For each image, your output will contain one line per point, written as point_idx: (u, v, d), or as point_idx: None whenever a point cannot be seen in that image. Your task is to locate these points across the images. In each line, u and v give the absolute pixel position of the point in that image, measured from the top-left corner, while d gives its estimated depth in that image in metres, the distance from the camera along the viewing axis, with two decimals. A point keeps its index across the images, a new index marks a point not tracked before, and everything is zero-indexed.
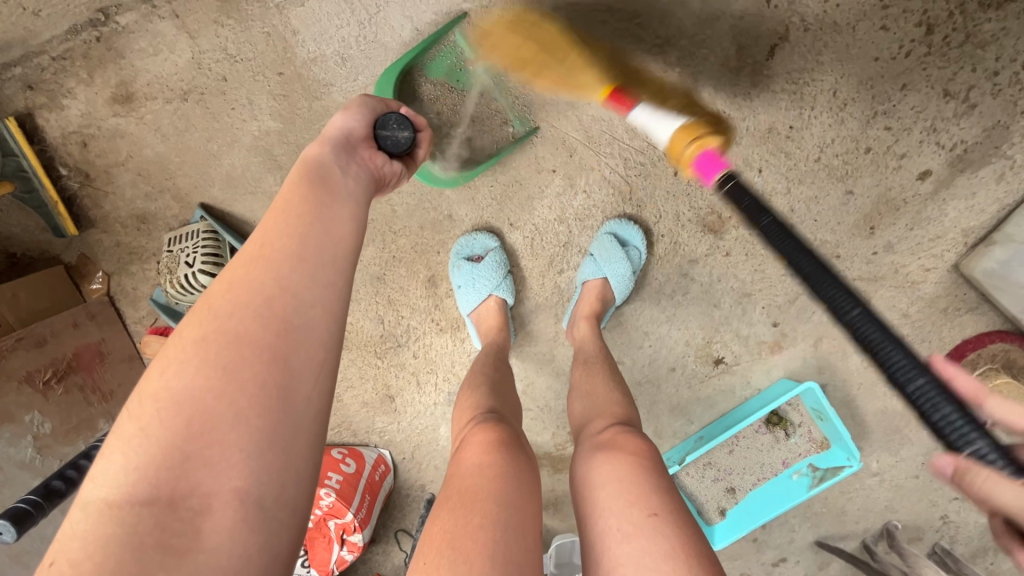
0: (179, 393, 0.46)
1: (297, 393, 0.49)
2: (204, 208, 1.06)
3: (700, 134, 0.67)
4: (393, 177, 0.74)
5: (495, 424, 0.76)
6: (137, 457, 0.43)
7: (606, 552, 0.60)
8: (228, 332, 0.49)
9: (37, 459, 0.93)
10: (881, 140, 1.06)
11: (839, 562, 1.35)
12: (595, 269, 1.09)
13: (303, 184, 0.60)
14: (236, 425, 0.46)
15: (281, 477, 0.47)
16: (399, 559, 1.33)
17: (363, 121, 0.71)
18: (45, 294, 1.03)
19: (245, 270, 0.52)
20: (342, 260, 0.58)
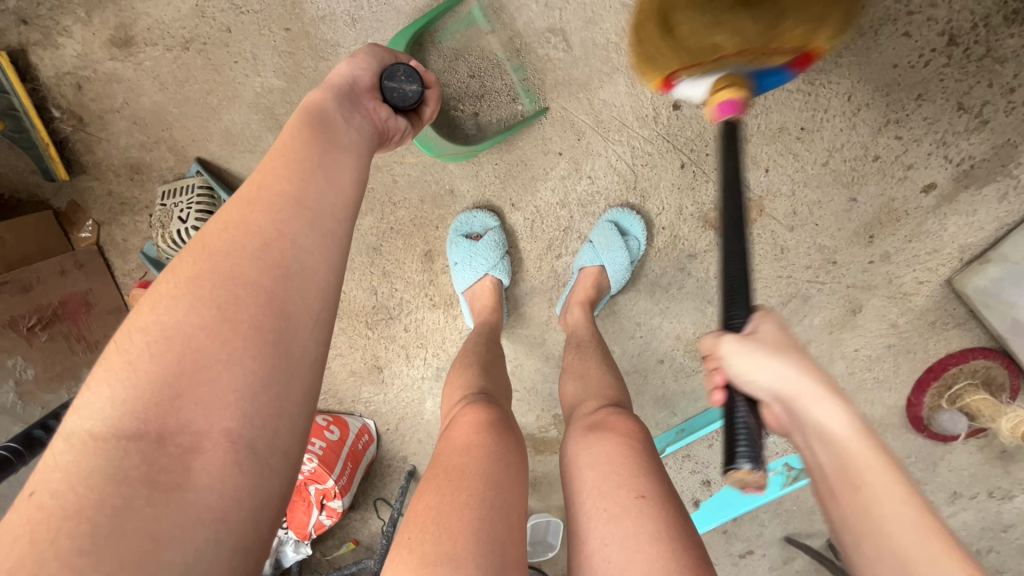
0: (171, 329, 0.46)
1: (293, 339, 0.49)
2: (201, 162, 1.03)
3: (724, 83, 0.73)
4: (397, 133, 0.74)
5: (486, 405, 0.76)
6: (125, 391, 0.43)
7: (591, 531, 0.61)
8: (223, 271, 0.48)
9: (18, 405, 0.93)
10: (891, 149, 1.05)
11: (803, 558, 1.39)
12: (593, 256, 1.08)
13: (305, 126, 0.59)
14: (229, 364, 0.45)
15: (276, 422, 0.47)
16: (376, 527, 1.35)
17: (370, 70, 0.71)
18: (32, 238, 1.01)
19: (243, 210, 0.52)
20: (342, 208, 0.57)
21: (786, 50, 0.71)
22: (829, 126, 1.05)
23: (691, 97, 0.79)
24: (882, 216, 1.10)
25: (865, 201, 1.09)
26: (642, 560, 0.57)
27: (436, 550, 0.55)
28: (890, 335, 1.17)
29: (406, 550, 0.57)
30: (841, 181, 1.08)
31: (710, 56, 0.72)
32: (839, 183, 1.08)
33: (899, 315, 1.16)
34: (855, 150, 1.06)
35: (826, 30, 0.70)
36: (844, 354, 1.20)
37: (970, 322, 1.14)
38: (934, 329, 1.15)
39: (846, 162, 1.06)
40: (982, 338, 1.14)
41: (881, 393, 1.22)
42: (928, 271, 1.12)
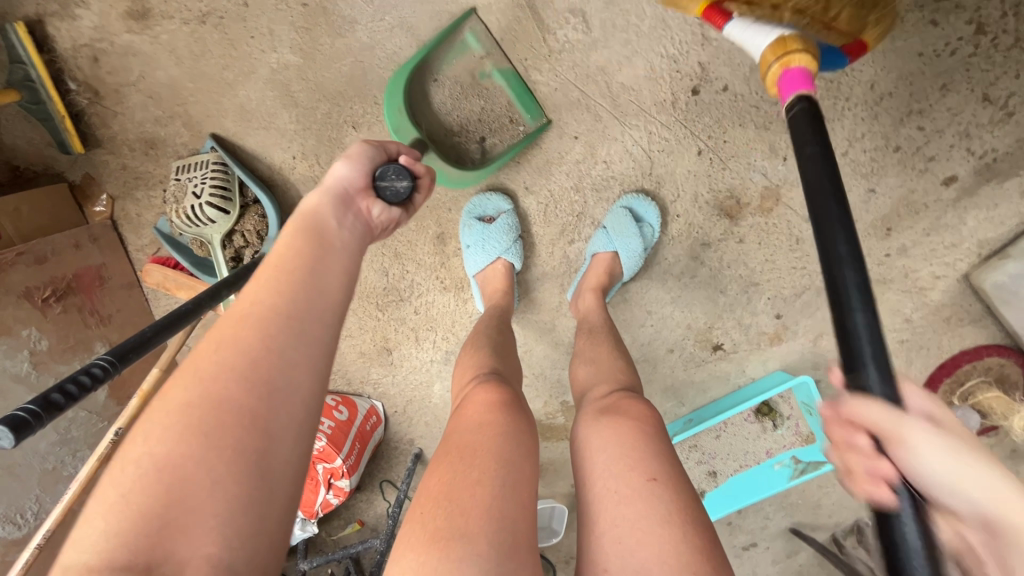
0: (160, 459, 0.46)
1: (276, 457, 0.49)
2: (215, 138, 1.03)
3: (792, 49, 0.63)
4: (387, 227, 0.75)
5: (497, 385, 0.76)
6: (116, 523, 0.43)
7: (601, 513, 0.61)
8: (212, 394, 0.49)
9: (33, 374, 0.92)
10: (912, 140, 1.03)
11: (807, 551, 1.40)
12: (606, 241, 1.07)
13: (299, 238, 0.63)
14: (214, 490, 0.46)
15: (253, 544, 0.47)
16: (382, 508, 1.35)
17: (362, 172, 0.72)
18: (46, 210, 1.01)
19: (233, 329, 0.53)
20: (330, 314, 0.59)
21: (842, 33, 0.69)
22: (850, 115, 1.03)
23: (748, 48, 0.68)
24: (900, 209, 1.08)
25: (884, 192, 1.07)
26: (653, 542, 0.56)
27: (449, 525, 0.55)
28: (903, 330, 1.16)
29: (418, 525, 0.57)
30: (860, 172, 1.07)
31: (766, 5, 0.67)
32: (857, 174, 1.07)
33: (914, 310, 1.14)
34: (875, 140, 1.04)
35: (876, 24, 0.69)
36: None
37: (985, 318, 1.12)
38: (948, 325, 1.14)
39: (866, 152, 1.05)
40: (997, 335, 1.13)
41: None
42: (944, 266, 1.11)
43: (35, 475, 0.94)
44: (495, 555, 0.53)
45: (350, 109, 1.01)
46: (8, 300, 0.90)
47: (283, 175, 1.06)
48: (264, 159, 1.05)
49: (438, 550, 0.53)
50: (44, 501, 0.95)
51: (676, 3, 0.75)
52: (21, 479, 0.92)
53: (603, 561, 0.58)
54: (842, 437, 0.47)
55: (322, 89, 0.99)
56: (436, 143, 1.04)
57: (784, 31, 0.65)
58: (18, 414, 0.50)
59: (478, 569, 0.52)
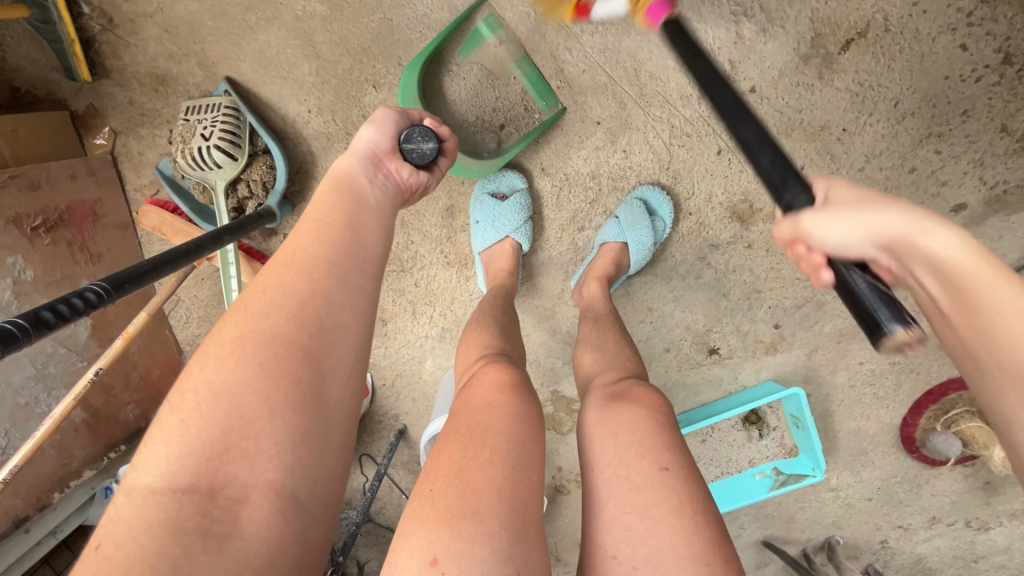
0: (218, 388, 0.48)
1: (328, 392, 0.51)
2: (229, 82, 0.99)
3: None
4: (417, 189, 0.75)
5: (506, 367, 0.75)
6: (179, 448, 0.46)
7: (609, 500, 0.60)
8: (265, 331, 0.51)
9: (14, 304, 0.88)
10: (928, 163, 1.03)
11: (776, 564, 1.40)
12: (617, 232, 1.06)
13: (336, 193, 0.64)
14: (273, 418, 0.47)
15: (312, 474, 0.49)
16: (357, 483, 1.32)
17: (390, 134, 0.72)
18: (44, 136, 0.97)
19: (280, 275, 0.55)
20: (371, 263, 0.61)
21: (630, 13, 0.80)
22: (871, 131, 1.03)
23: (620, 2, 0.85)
24: None
25: None
26: (664, 532, 0.56)
27: (458, 504, 0.54)
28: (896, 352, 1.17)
29: (426, 501, 0.56)
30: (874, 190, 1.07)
31: None
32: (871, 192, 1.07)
33: None
34: (892, 159, 1.04)
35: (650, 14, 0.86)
36: (848, 365, 1.20)
37: None
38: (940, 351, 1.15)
39: (882, 170, 1.05)
40: None
41: (877, 409, 1.22)
42: None
43: (7, 409, 0.90)
44: (505, 536, 0.52)
45: (372, 67, 0.98)
46: None
47: (295, 128, 1.03)
48: (278, 110, 1.02)
49: (447, 529, 0.52)
50: (13, 436, 0.90)
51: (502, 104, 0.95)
52: None
53: (611, 548, 0.57)
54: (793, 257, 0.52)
55: (346, 44, 0.97)
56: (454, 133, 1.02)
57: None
58: (5, 326, 0.47)
59: (486, 550, 0.51)
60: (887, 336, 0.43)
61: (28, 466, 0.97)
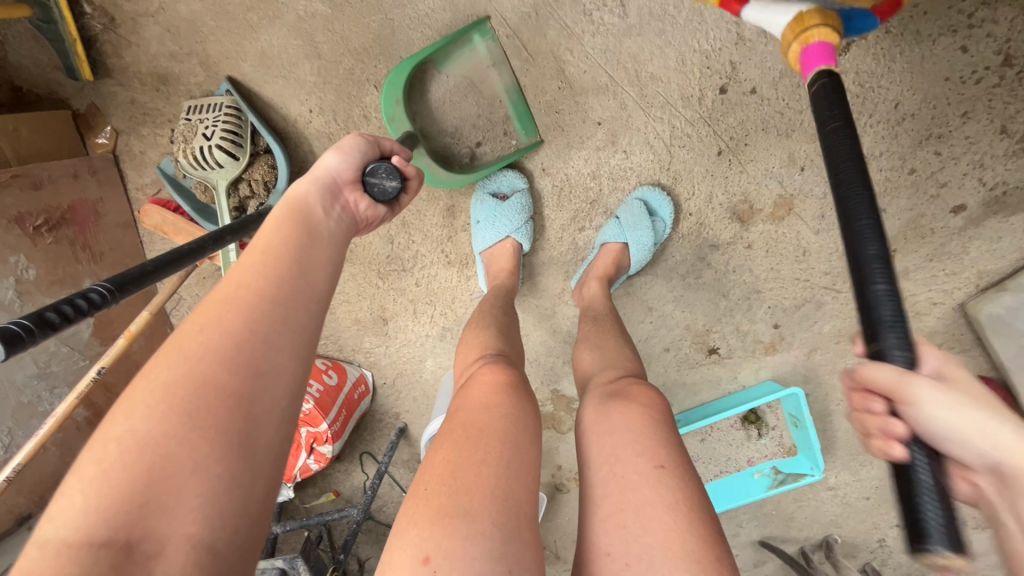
0: (143, 434, 0.46)
1: (260, 439, 0.50)
2: (231, 82, 1.00)
3: (808, 26, 0.71)
4: (370, 221, 0.76)
5: (504, 367, 0.75)
6: (95, 499, 0.43)
7: (605, 497, 0.61)
8: (197, 373, 0.49)
9: (16, 303, 0.88)
10: (928, 164, 1.04)
11: (774, 562, 1.41)
12: (618, 232, 1.07)
13: (286, 225, 0.63)
14: (197, 467, 0.46)
15: (235, 523, 0.47)
16: (358, 481, 1.32)
17: (352, 165, 0.72)
18: (45, 136, 0.97)
19: (218, 312, 0.54)
20: (313, 302, 0.60)
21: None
22: (871, 132, 1.04)
23: (769, 25, 0.77)
24: (908, 232, 1.09)
25: (894, 213, 1.08)
26: (658, 528, 0.56)
27: (453, 502, 0.55)
28: None
29: (423, 499, 0.57)
30: (873, 191, 1.07)
31: None
32: None
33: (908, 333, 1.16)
34: (892, 160, 1.05)
35: None
36: (847, 366, 1.20)
37: (975, 349, 1.13)
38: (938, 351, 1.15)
39: (882, 171, 1.06)
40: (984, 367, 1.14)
41: None
42: (942, 293, 1.12)
43: (9, 407, 0.90)
44: (498, 534, 0.53)
45: (374, 66, 0.98)
46: None
47: (297, 127, 1.03)
48: (280, 110, 1.02)
49: (441, 527, 0.53)
50: (16, 434, 0.90)
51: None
52: None
53: (605, 545, 0.58)
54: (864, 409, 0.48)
55: (347, 44, 0.97)
56: (429, 139, 1.04)
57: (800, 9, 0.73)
58: (10, 327, 0.48)
59: (479, 548, 0.52)
60: (932, 552, 0.42)
61: (31, 464, 0.97)
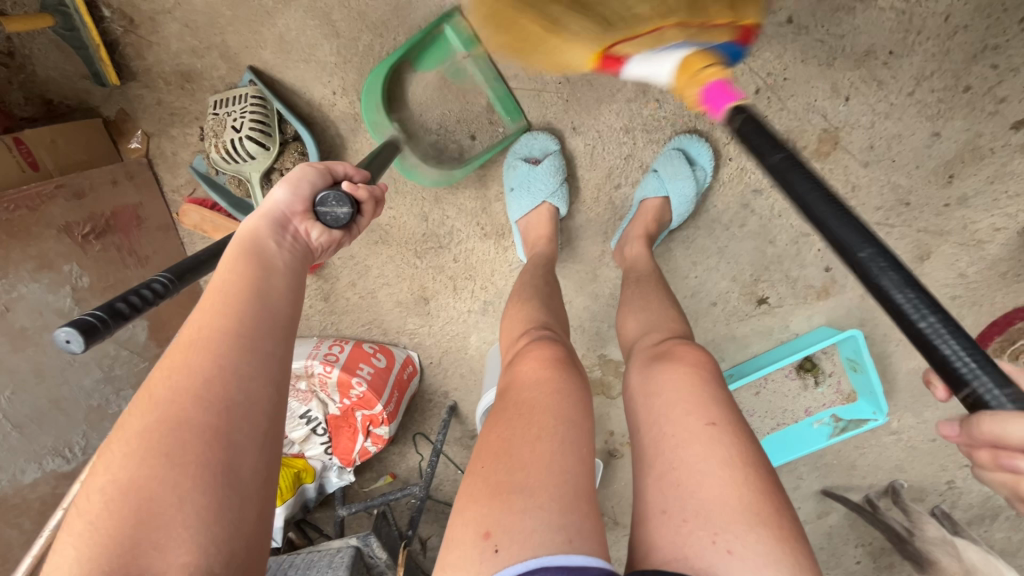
0: (125, 483, 0.45)
1: (242, 466, 0.48)
2: (253, 72, 0.99)
3: (700, 68, 0.64)
4: (329, 248, 0.72)
5: (551, 342, 0.73)
6: (89, 548, 0.43)
7: (659, 458, 0.58)
8: (170, 417, 0.48)
9: (76, 310, 0.90)
10: (984, 79, 0.97)
11: (838, 513, 1.38)
12: (658, 186, 1.03)
13: (241, 260, 0.60)
14: (182, 506, 0.45)
15: (230, 545, 0.46)
16: (413, 462, 1.33)
17: (301, 196, 0.68)
18: (82, 145, 0.99)
19: (183, 354, 0.52)
20: (280, 327, 0.57)
21: (724, 25, 0.68)
22: (920, 50, 0.97)
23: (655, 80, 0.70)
24: (965, 154, 1.02)
25: (949, 136, 1.01)
26: (714, 483, 0.54)
27: (508, 478, 0.53)
28: (957, 285, 1.11)
29: (479, 477, 0.56)
30: (926, 114, 1.01)
31: (643, 25, 0.68)
32: (923, 116, 1.01)
33: (970, 264, 1.09)
34: (945, 79, 0.98)
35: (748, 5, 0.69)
36: None
37: None
38: (1004, 280, 1.09)
39: (934, 92, 0.99)
40: None
41: None
42: (1006, 217, 1.05)
43: (81, 411, 0.92)
44: (555, 506, 0.51)
45: (394, 40, 0.97)
46: (49, 233, 0.88)
47: (322, 111, 1.02)
48: (304, 95, 1.01)
49: (500, 502, 0.52)
50: (91, 436, 0.93)
51: (566, 61, 0.73)
52: (69, 414, 0.91)
53: (660, 503, 0.55)
54: (991, 460, 0.42)
55: (364, 18, 0.96)
56: (415, 142, 1.04)
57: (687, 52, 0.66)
58: (86, 319, 0.49)
59: (538, 521, 0.50)
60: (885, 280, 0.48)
61: None
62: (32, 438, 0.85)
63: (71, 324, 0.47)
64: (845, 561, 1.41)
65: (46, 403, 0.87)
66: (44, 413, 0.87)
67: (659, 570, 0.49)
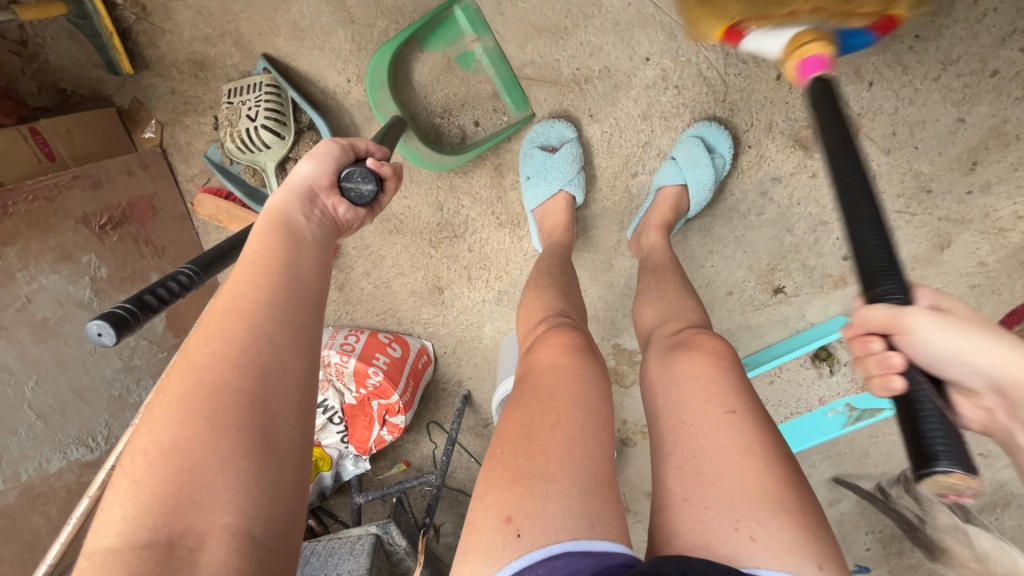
0: (167, 446, 0.45)
1: (278, 434, 0.48)
2: (267, 59, 0.98)
3: (803, 43, 0.75)
4: (352, 224, 0.71)
5: (571, 328, 0.72)
6: (134, 506, 0.43)
7: (677, 445, 0.57)
8: (208, 383, 0.47)
9: (95, 301, 0.91)
10: (1012, 63, 0.95)
11: (850, 501, 1.37)
12: (676, 173, 1.02)
13: (271, 232, 0.60)
14: (223, 469, 0.44)
15: (269, 510, 0.46)
16: (427, 450, 1.33)
17: (328, 169, 0.67)
18: (97, 135, 0.99)
19: (218, 323, 0.51)
20: (311, 299, 0.57)
21: (869, 13, 0.80)
22: (947, 34, 0.95)
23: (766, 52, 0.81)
24: (989, 140, 1.00)
25: (974, 122, 0.99)
26: (734, 471, 0.52)
27: (529, 464, 0.53)
28: (977, 274, 1.10)
29: (499, 462, 0.56)
30: (950, 100, 0.99)
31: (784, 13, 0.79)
32: (947, 102, 0.99)
33: (990, 253, 1.08)
34: (971, 63, 0.96)
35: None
36: None
37: None
38: None
39: (960, 77, 0.97)
40: None
41: None
42: None
43: (103, 401, 0.93)
44: (578, 491, 0.50)
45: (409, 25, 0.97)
46: (66, 223, 0.87)
47: (336, 99, 1.01)
48: (318, 83, 1.00)
49: (520, 488, 0.51)
50: (113, 426, 0.94)
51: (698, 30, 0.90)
52: (91, 403, 0.91)
53: (681, 490, 0.53)
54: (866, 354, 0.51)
55: (379, 4, 0.95)
56: (418, 123, 1.04)
57: (799, 30, 0.77)
58: (116, 311, 0.49)
59: (560, 506, 0.49)
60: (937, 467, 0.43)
61: None
62: (56, 427, 0.86)
63: (102, 316, 0.47)
64: (855, 548, 1.41)
65: (69, 393, 0.87)
66: (67, 402, 0.87)
67: (681, 555, 0.47)
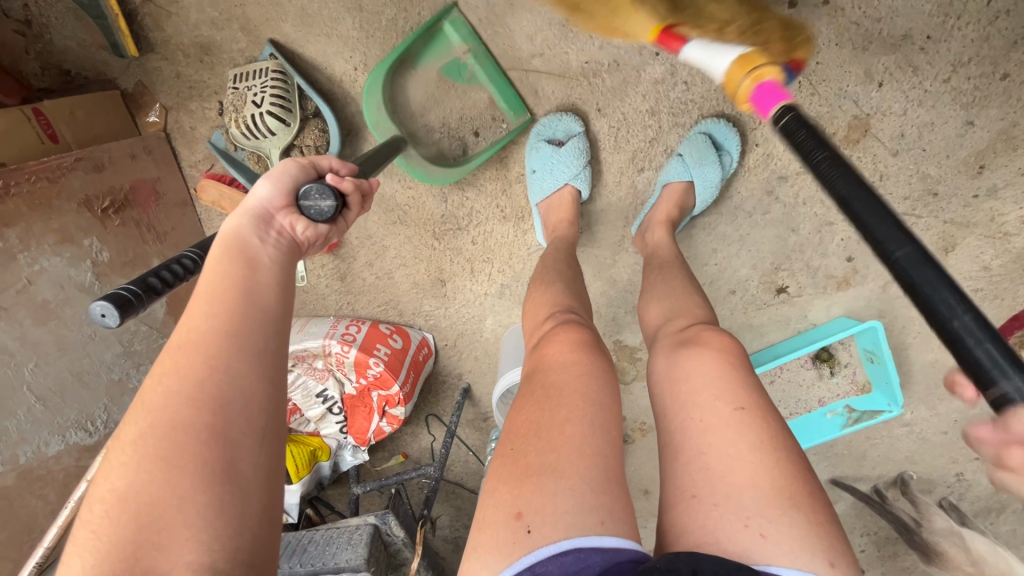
0: (125, 490, 0.45)
1: (240, 465, 0.47)
2: (274, 45, 0.98)
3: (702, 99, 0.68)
4: (316, 242, 0.66)
5: (578, 325, 0.72)
6: (93, 555, 0.43)
7: (686, 442, 0.56)
8: (162, 423, 0.47)
9: (96, 285, 0.90)
10: None
11: (846, 503, 1.37)
12: (682, 170, 1.01)
13: (226, 259, 0.57)
14: (182, 506, 0.44)
15: (234, 542, 0.45)
16: (425, 443, 1.33)
17: (284, 190, 0.63)
18: (101, 118, 0.98)
19: (174, 358, 0.50)
20: (271, 321, 0.55)
21: None
22: (959, 35, 0.94)
23: None
24: (997, 144, 1.00)
25: (983, 125, 0.99)
26: (743, 468, 0.52)
27: (538, 460, 0.52)
28: (980, 278, 1.10)
29: (508, 458, 0.55)
30: (960, 102, 0.98)
31: None
32: (957, 104, 0.98)
33: (994, 257, 1.08)
34: (982, 66, 0.95)
35: None
36: None
37: None
38: None
39: (970, 79, 0.96)
40: None
41: None
42: None
43: (103, 385, 0.93)
44: (588, 487, 0.50)
45: (417, 15, 0.96)
46: (69, 206, 0.87)
47: (343, 87, 1.01)
48: (325, 70, 1.00)
49: (530, 484, 0.51)
50: (112, 411, 0.94)
51: None
52: (91, 387, 0.91)
53: (690, 486, 0.53)
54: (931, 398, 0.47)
55: None
56: (418, 141, 1.03)
57: None
58: (120, 293, 0.49)
59: (569, 502, 0.49)
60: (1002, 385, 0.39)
61: None
62: (55, 410, 0.86)
63: (106, 298, 0.47)
64: None
65: (69, 377, 0.87)
66: (67, 386, 0.87)
67: (692, 551, 0.47)
